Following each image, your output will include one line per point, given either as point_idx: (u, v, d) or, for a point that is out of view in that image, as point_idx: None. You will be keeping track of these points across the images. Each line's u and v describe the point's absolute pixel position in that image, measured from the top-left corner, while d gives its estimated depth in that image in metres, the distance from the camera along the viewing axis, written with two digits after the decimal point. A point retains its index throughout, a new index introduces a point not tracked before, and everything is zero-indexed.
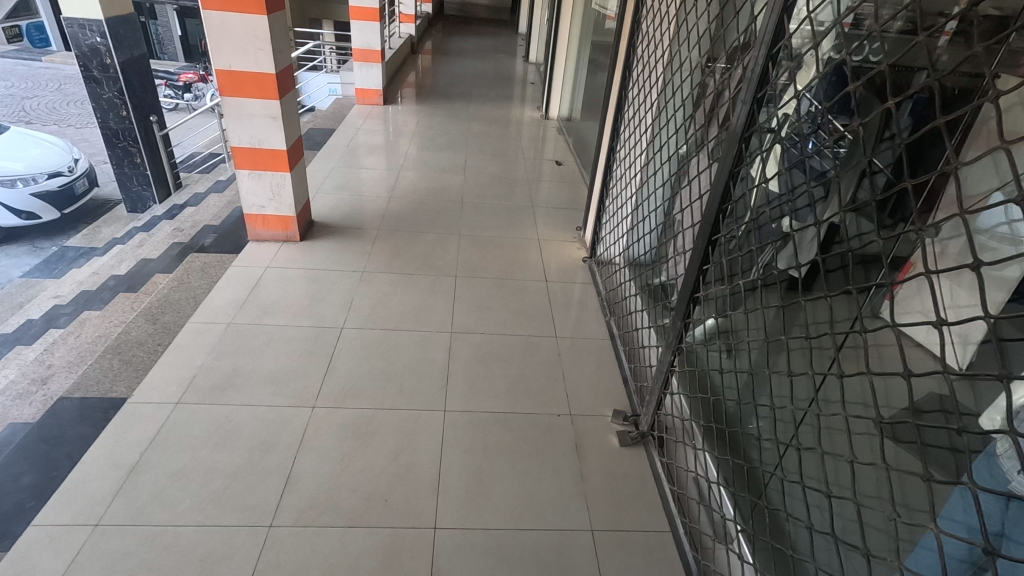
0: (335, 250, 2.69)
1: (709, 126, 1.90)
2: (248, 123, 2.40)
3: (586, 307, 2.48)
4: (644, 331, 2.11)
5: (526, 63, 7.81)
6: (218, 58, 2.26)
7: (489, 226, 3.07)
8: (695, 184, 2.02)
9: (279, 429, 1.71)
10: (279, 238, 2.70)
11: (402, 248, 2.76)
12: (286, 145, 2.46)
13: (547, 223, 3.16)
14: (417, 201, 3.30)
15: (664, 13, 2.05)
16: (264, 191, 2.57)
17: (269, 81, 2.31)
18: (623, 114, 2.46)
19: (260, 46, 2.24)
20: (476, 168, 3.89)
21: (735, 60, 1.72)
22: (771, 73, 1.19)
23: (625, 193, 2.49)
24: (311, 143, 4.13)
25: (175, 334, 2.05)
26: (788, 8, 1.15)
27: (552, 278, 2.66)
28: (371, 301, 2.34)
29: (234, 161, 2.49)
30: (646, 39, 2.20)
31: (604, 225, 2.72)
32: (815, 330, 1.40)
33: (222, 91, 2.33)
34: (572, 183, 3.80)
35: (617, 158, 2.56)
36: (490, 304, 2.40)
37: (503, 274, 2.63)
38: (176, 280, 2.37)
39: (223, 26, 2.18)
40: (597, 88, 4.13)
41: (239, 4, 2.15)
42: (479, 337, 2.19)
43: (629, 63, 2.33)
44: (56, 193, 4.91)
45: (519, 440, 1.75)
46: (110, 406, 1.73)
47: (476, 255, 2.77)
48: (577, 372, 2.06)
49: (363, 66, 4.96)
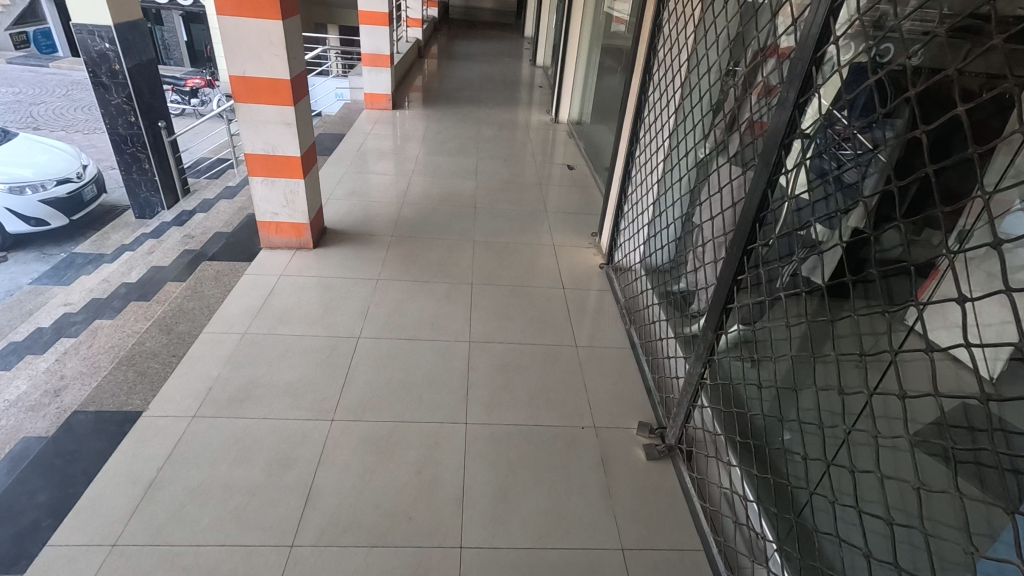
0: (349, 257, 2.66)
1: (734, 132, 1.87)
2: (262, 129, 2.37)
3: (604, 314, 2.43)
4: (668, 341, 2.07)
5: (532, 67, 7.78)
6: (231, 64, 2.23)
7: (502, 232, 3.03)
8: (718, 190, 1.99)
9: (298, 442, 1.67)
10: (292, 245, 2.67)
11: (416, 255, 2.72)
12: (300, 151, 2.43)
13: (561, 229, 3.12)
14: (430, 207, 3.26)
15: (686, 15, 2.00)
16: (277, 198, 2.54)
17: (284, 86, 2.28)
18: (641, 119, 2.41)
19: (275, 51, 2.20)
20: (487, 172, 3.85)
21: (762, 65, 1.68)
22: (813, 76, 1.14)
23: (644, 198, 2.44)
24: (321, 148, 4.11)
25: (190, 344, 2.01)
26: (835, 10, 1.09)
27: (568, 285, 2.61)
28: (387, 309, 2.30)
29: (248, 168, 2.46)
30: (668, 43, 2.15)
31: (622, 230, 2.68)
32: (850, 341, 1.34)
33: (236, 97, 2.29)
34: (584, 187, 3.76)
35: (636, 163, 2.52)
36: (508, 312, 2.36)
37: (519, 282, 2.59)
38: (189, 289, 2.34)
39: (237, 31, 2.15)
40: (607, 92, 4.09)
41: (254, 9, 2.11)
42: (498, 346, 2.15)
43: (648, 67, 2.28)
44: (65, 199, 4.90)
45: (543, 454, 1.70)
46: (126, 420, 1.69)
47: (491, 262, 2.73)
48: (599, 382, 2.02)
49: (372, 71, 4.93)
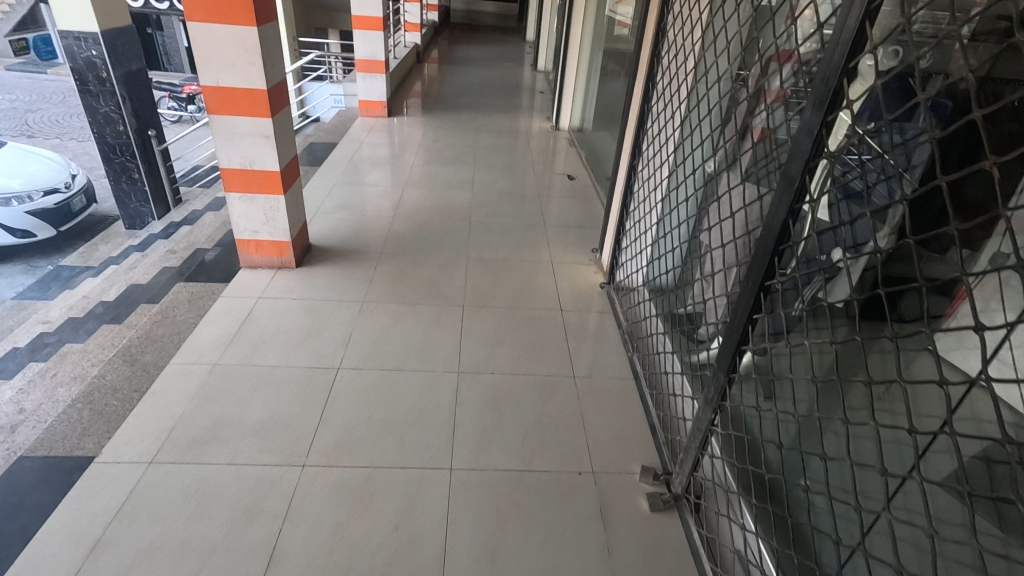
0: (334, 277, 2.50)
1: (744, 145, 1.72)
2: (239, 143, 2.21)
3: (606, 339, 2.26)
4: (675, 376, 1.90)
5: (534, 72, 7.62)
6: (204, 73, 2.07)
7: (498, 247, 2.86)
8: (727, 210, 1.84)
9: (265, 492, 1.51)
10: (273, 264, 2.51)
11: (405, 274, 2.55)
12: (279, 166, 2.27)
13: (560, 243, 2.95)
14: (422, 220, 3.10)
15: (692, 19, 1.84)
16: (256, 215, 2.39)
17: (261, 97, 2.12)
18: (644, 131, 2.25)
19: (250, 60, 2.04)
20: (484, 183, 3.69)
21: (775, 75, 1.52)
22: (845, 89, 0.97)
23: (648, 215, 2.28)
24: (312, 157, 3.95)
25: (154, 377, 1.85)
26: (871, 14, 0.91)
27: (567, 306, 2.45)
28: (371, 335, 2.14)
29: (225, 184, 2.31)
30: (672, 48, 1.98)
31: (624, 248, 2.51)
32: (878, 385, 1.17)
33: (210, 109, 2.14)
34: (585, 199, 3.58)
35: (638, 177, 2.35)
36: (501, 337, 2.19)
37: (514, 303, 2.43)
38: (159, 314, 2.18)
39: (209, 39, 2.00)
40: (609, 101, 3.93)
41: (227, 13, 1.95)
42: (489, 377, 1.98)
43: (652, 74, 2.12)
44: (52, 210, 4.77)
45: (535, 504, 1.54)
46: (75, 467, 1.54)
47: (485, 281, 2.56)
48: (599, 418, 1.85)
49: (366, 77, 4.77)
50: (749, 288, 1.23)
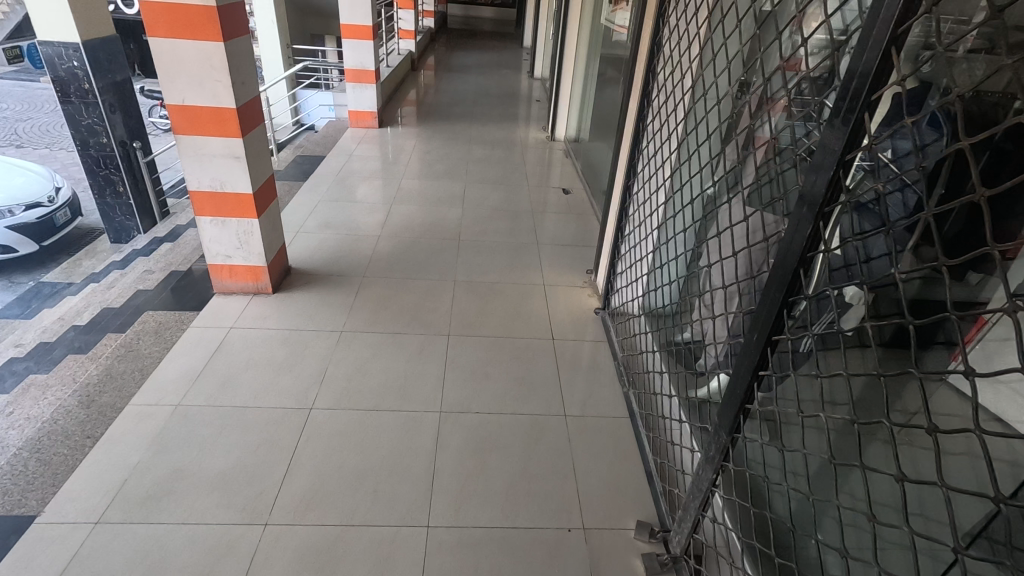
0: (312, 303, 2.36)
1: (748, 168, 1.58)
2: (208, 164, 2.08)
3: (599, 371, 2.12)
4: (675, 417, 1.76)
5: (531, 79, 7.49)
6: (169, 91, 1.94)
7: (488, 269, 2.72)
8: (730, 237, 1.71)
9: (221, 557, 1.37)
10: (249, 289, 2.38)
11: (388, 300, 2.42)
12: (252, 189, 2.14)
13: (553, 264, 2.81)
14: (409, 240, 2.96)
15: (690, 32, 1.70)
16: (229, 239, 2.25)
17: (230, 116, 1.98)
18: (639, 150, 2.11)
19: (217, 77, 1.91)
20: (475, 198, 3.55)
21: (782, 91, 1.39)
22: (867, 125, 0.82)
23: (646, 240, 2.13)
24: (299, 172, 3.82)
25: (111, 420, 1.72)
26: (898, 39, 0.77)
27: (560, 334, 2.30)
28: (348, 370, 2.00)
29: (195, 208, 2.17)
30: (668, 63, 1.84)
31: (619, 273, 2.37)
32: (904, 441, 1.05)
33: (176, 129, 2.00)
34: (580, 216, 3.45)
35: (634, 198, 2.21)
36: (488, 371, 2.05)
37: (503, 331, 2.29)
38: (122, 348, 2.04)
39: (174, 55, 1.87)
40: (606, 112, 3.80)
41: (190, 29, 1.82)
42: (474, 418, 1.84)
43: (648, 90, 1.98)
44: (34, 225, 4.64)
45: (518, 569, 1.39)
46: (13, 529, 1.40)
47: (474, 307, 2.42)
48: (590, 464, 1.71)
49: (356, 87, 4.65)
50: (750, 339, 1.10)
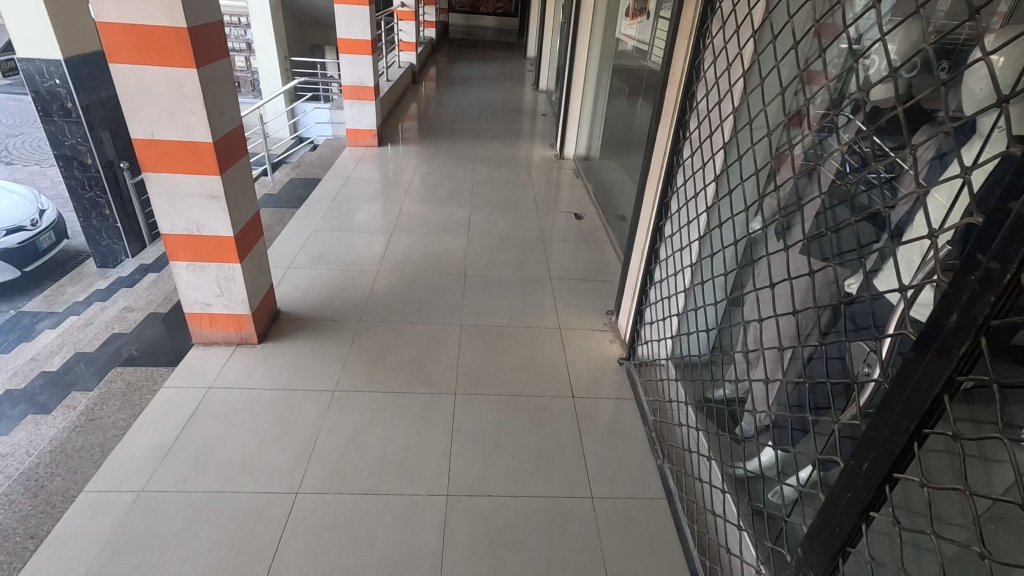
0: (303, 355, 2.11)
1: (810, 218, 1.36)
2: (182, 205, 1.83)
3: (627, 438, 1.85)
4: (731, 513, 1.50)
5: (535, 91, 7.27)
6: (135, 124, 1.69)
7: (498, 309, 2.47)
8: (780, 286, 1.50)
9: None
10: (232, 339, 2.13)
11: (386, 351, 2.16)
12: (233, 231, 1.90)
13: (569, 303, 2.55)
14: (410, 275, 2.70)
15: (735, 56, 1.44)
16: (208, 285, 2.00)
17: (206, 151, 1.74)
18: (671, 185, 1.85)
19: (190, 107, 1.66)
20: (482, 225, 3.30)
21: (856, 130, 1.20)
22: None
23: (679, 286, 1.88)
24: (293, 196, 3.58)
25: (61, 515, 1.46)
26: None
27: (580, 390, 2.05)
28: (341, 442, 1.75)
29: (168, 252, 1.92)
30: (709, 90, 1.59)
31: (647, 319, 2.11)
32: None
33: (145, 167, 1.76)
34: (594, 244, 3.19)
35: (663, 237, 1.95)
36: (500, 441, 1.79)
37: (517, 387, 2.03)
38: (81, 415, 1.78)
39: (139, 83, 1.62)
40: (618, 132, 3.55)
41: (158, 55, 1.58)
42: (486, 503, 1.58)
43: (683, 119, 1.72)
44: (16, 250, 4.41)
45: None
46: None
47: (483, 357, 2.17)
48: (625, 565, 1.45)
49: (354, 104, 4.42)
50: (849, 464, 0.87)
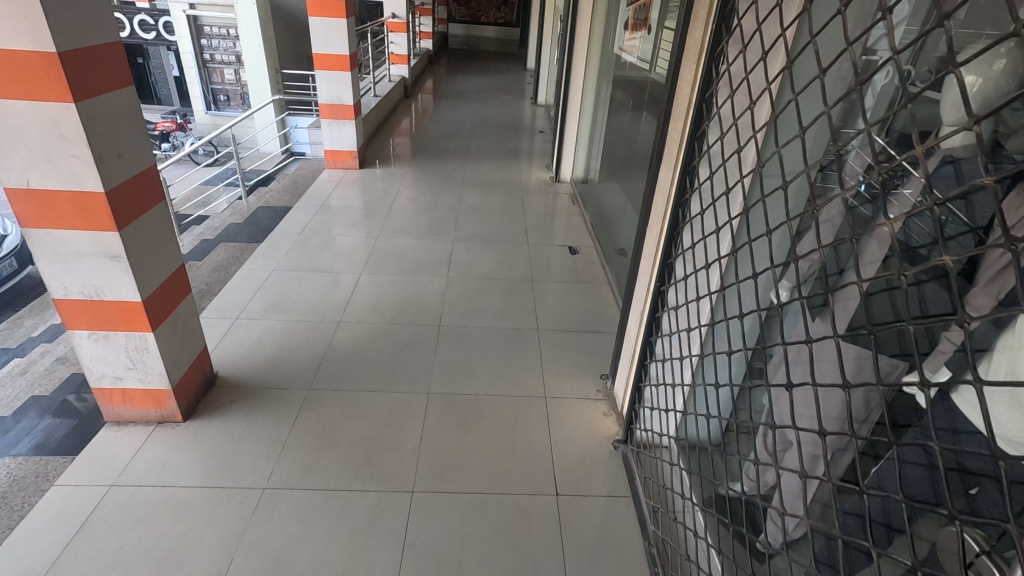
0: (234, 437, 1.76)
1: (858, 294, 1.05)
2: (75, 267, 1.49)
3: (622, 554, 1.49)
4: None
5: (535, 105, 6.96)
6: (7, 171, 1.36)
7: (475, 372, 2.12)
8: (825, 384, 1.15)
9: None
10: (150, 416, 1.78)
11: (336, 431, 1.81)
12: (141, 295, 1.56)
13: (557, 363, 2.20)
14: (376, 327, 2.35)
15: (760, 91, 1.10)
16: (117, 357, 1.66)
17: (97, 204, 1.40)
18: (676, 242, 1.49)
19: (72, 150, 1.33)
20: (464, 263, 2.95)
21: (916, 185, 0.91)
22: None
23: (686, 365, 1.52)
24: (258, 228, 3.25)
25: None
26: None
27: (566, 483, 1.69)
28: (262, 564, 1.40)
29: (65, 320, 1.59)
30: (724, 130, 1.24)
31: (647, 397, 1.75)
32: None
33: (26, 222, 1.43)
34: (590, 285, 2.83)
35: (667, 303, 1.59)
36: (461, 561, 1.44)
37: (488, 480, 1.67)
38: None
39: (7, 121, 1.29)
40: (618, 156, 3.20)
41: (23, 86, 1.25)
42: None
43: (692, 164, 1.37)
44: None
45: None
46: None
47: (451, 437, 1.82)
48: None
49: (332, 124, 4.11)
50: None
